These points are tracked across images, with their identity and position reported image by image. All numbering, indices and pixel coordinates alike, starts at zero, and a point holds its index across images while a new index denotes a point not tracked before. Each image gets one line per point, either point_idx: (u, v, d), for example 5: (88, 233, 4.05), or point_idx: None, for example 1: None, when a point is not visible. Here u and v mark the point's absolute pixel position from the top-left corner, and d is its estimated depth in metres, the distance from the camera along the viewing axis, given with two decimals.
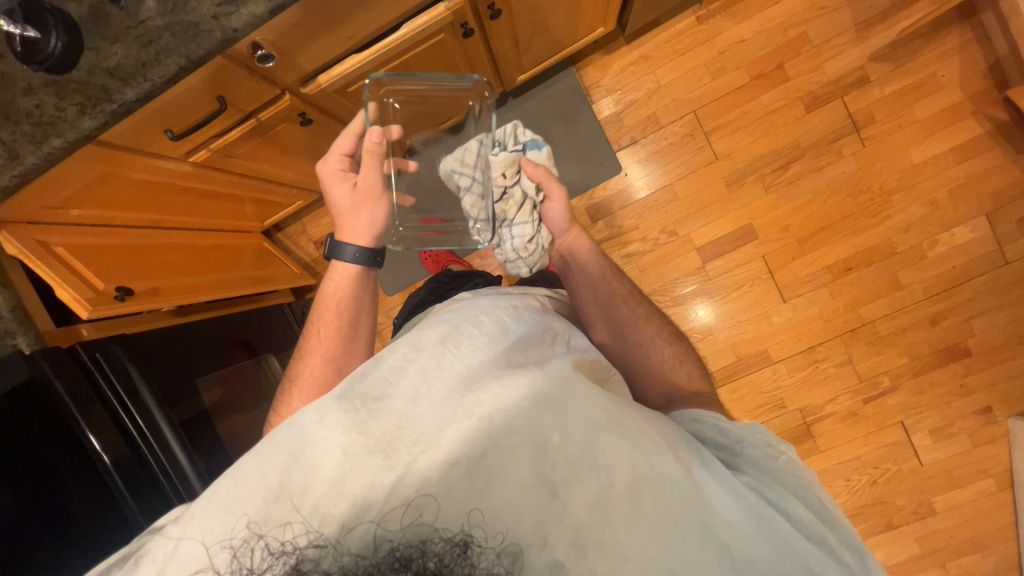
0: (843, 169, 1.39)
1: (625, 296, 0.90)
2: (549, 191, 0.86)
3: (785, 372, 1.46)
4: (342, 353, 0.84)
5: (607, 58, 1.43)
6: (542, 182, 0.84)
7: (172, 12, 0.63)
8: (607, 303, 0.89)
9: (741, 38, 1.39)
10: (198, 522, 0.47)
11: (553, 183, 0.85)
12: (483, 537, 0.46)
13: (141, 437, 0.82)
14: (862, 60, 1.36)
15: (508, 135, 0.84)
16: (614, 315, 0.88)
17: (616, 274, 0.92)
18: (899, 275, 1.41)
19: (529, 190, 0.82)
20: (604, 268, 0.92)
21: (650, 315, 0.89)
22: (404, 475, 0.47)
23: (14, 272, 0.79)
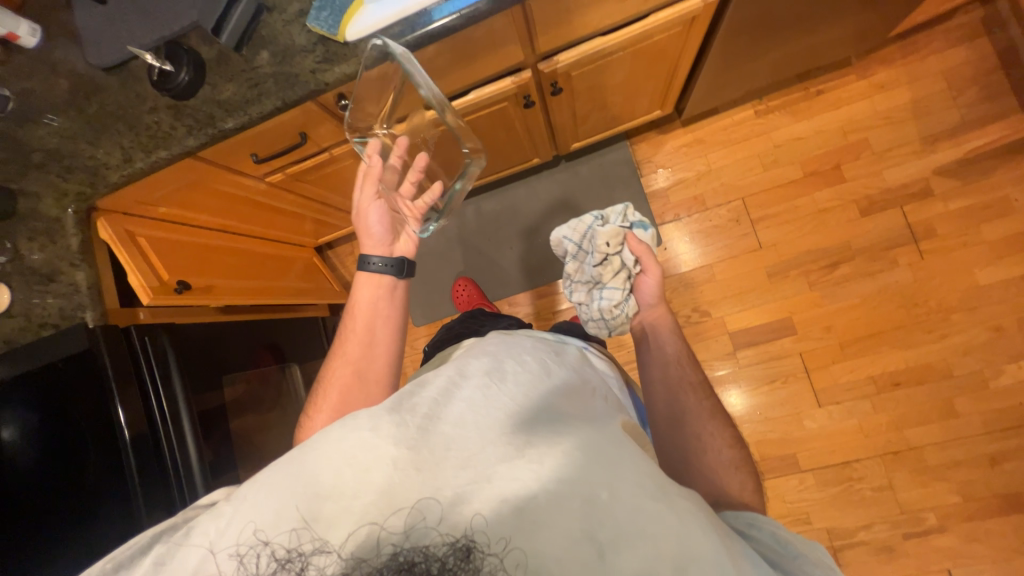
0: (897, 278, 1.33)
1: (696, 384, 0.93)
2: (646, 267, 1.03)
3: (813, 484, 1.34)
4: (367, 361, 0.85)
5: (661, 137, 1.49)
6: (641, 258, 1.04)
7: (281, 64, 0.74)
8: (674, 385, 0.94)
9: (799, 135, 1.41)
10: (204, 529, 0.47)
11: (651, 261, 1.03)
12: (484, 543, 0.45)
13: (159, 420, 0.86)
14: (925, 173, 1.33)
15: (618, 214, 1.06)
16: (679, 396, 0.91)
17: (692, 363, 0.98)
18: (956, 400, 1.29)
19: (628, 260, 1.03)
20: (681, 351, 1.00)
21: (714, 412, 0.89)
22: (444, 500, 0.47)
23: (101, 255, 0.89)
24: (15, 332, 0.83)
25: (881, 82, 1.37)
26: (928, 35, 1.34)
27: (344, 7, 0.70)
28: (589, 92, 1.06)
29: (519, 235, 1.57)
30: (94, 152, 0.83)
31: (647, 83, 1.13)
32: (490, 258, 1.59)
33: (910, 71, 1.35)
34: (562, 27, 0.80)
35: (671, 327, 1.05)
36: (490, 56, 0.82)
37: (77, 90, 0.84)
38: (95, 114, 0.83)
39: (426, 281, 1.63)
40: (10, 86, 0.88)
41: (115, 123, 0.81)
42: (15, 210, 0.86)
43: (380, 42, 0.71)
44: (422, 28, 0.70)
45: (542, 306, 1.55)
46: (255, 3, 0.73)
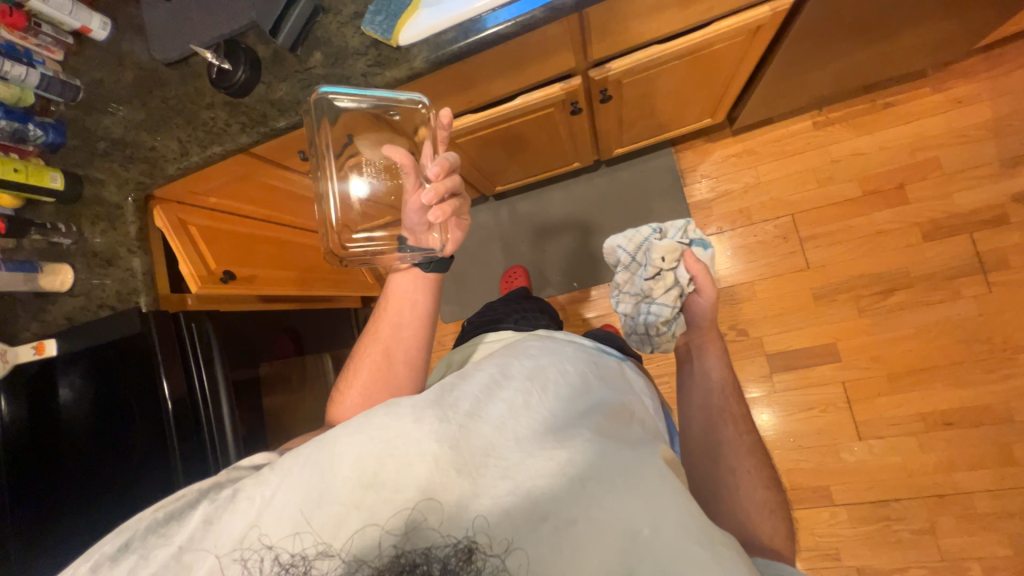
0: (959, 310, 1.24)
1: (738, 418, 0.90)
2: (701, 286, 0.99)
3: (845, 519, 1.28)
4: (397, 343, 0.83)
5: (709, 145, 1.42)
6: (696, 277, 0.99)
7: (333, 66, 0.74)
8: (714, 414, 0.91)
9: (860, 150, 1.32)
10: (245, 497, 0.51)
11: (707, 281, 0.98)
12: (486, 545, 0.48)
13: (202, 398, 0.91)
14: (1002, 198, 1.22)
15: (677, 229, 1.03)
16: (718, 427, 0.89)
17: (736, 394, 0.95)
18: (1016, 447, 1.19)
19: (681, 277, 0.99)
20: (726, 380, 0.98)
21: (754, 450, 0.85)
22: (461, 509, 0.49)
23: (156, 242, 0.92)
24: (77, 310, 0.88)
25: (959, 96, 1.26)
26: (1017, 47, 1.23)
27: (399, 11, 0.69)
28: (639, 99, 1.02)
29: (556, 236, 1.55)
30: (154, 145, 0.86)
31: (701, 91, 1.08)
32: (524, 257, 1.58)
33: (993, 85, 1.24)
34: (619, 34, 0.77)
35: (718, 351, 1.02)
36: (542, 62, 0.80)
37: (141, 83, 0.88)
38: (157, 107, 0.86)
39: (456, 278, 1.64)
40: (81, 76, 0.92)
41: (174, 117, 0.84)
42: (81, 195, 0.91)
43: (431, 47, 0.69)
44: (475, 34, 0.68)
45: (572, 312, 1.53)
46: (312, 3, 0.73)
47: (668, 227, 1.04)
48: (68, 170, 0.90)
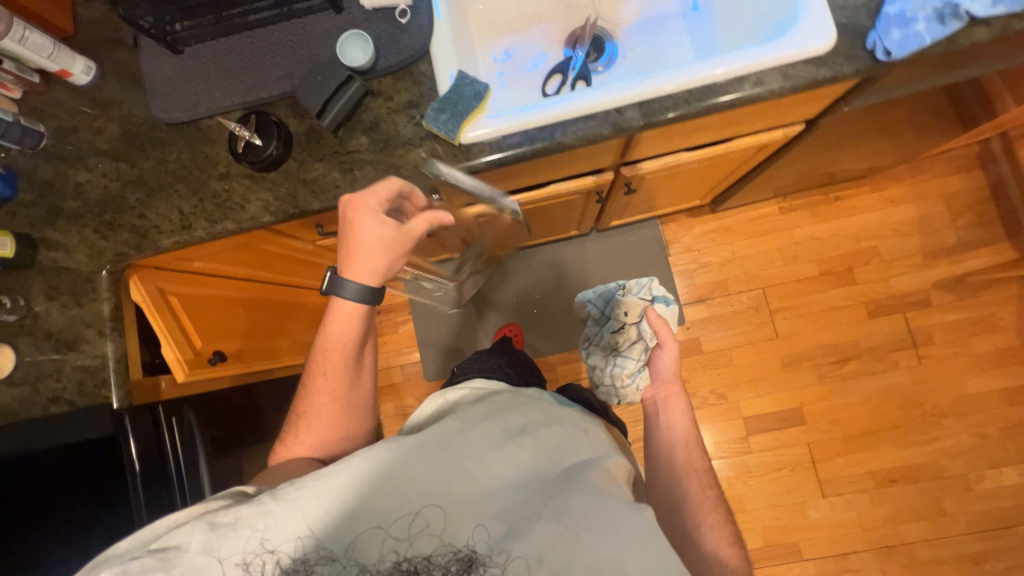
0: (897, 379, 1.43)
1: (700, 472, 0.79)
2: (663, 340, 0.88)
3: (813, 573, 1.38)
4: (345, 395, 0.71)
5: (691, 220, 1.54)
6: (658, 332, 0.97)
7: (382, 153, 0.70)
8: (676, 470, 0.80)
9: (817, 235, 1.50)
10: (242, 521, 0.49)
11: (667, 334, 0.87)
12: (484, 560, 0.49)
13: None
14: (925, 284, 1.45)
15: (641, 287, 1.05)
16: (683, 487, 0.78)
17: (698, 447, 0.83)
18: (946, 500, 1.38)
19: (644, 331, 0.98)
20: (688, 431, 0.85)
21: (716, 505, 0.76)
22: (459, 521, 0.51)
23: (130, 321, 0.78)
24: (17, 404, 0.72)
25: (892, 196, 1.49)
26: (935, 160, 1.48)
27: (466, 111, 0.68)
28: (652, 189, 1.09)
29: (546, 297, 1.56)
30: (144, 212, 0.75)
31: (702, 184, 1.18)
32: (515, 315, 1.56)
33: (917, 190, 1.49)
34: (658, 145, 0.82)
35: (679, 401, 0.87)
36: (586, 162, 0.82)
37: (130, 139, 0.76)
38: (150, 168, 0.75)
39: (442, 335, 1.57)
40: (46, 120, 0.78)
41: (174, 183, 0.74)
42: (35, 262, 0.75)
43: (495, 148, 0.69)
44: (542, 141, 0.68)
45: (562, 372, 1.54)
46: (363, 87, 0.69)
47: (632, 285, 1.06)
48: (20, 231, 0.75)
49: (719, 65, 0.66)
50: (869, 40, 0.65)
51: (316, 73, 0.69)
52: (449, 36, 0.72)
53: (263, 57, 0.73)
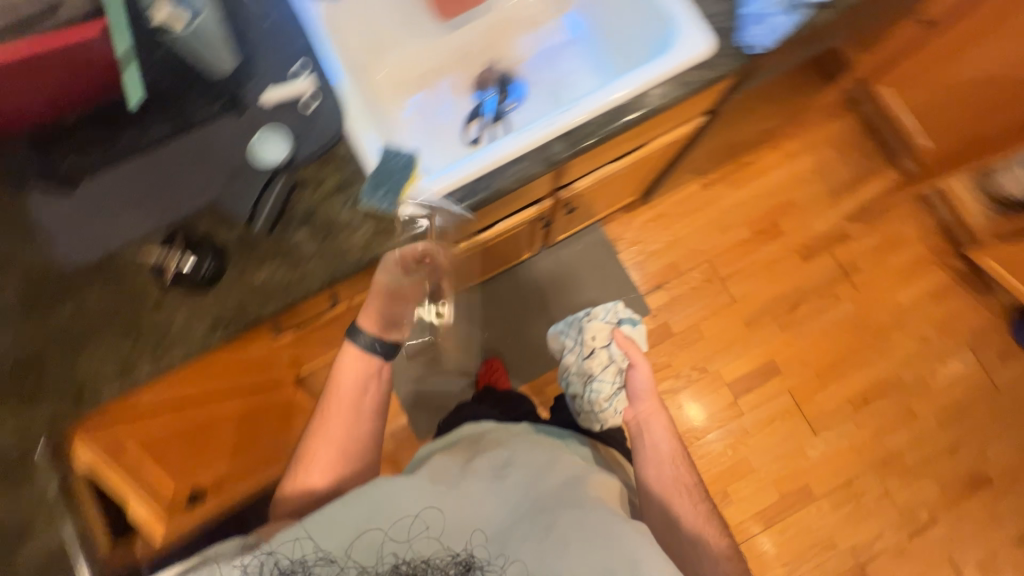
0: (842, 309, 1.57)
1: (685, 480, 0.84)
2: (636, 360, 0.93)
3: (829, 509, 1.46)
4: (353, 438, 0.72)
5: (627, 216, 1.62)
6: (629, 352, 0.95)
7: (325, 242, 0.68)
8: (669, 489, 0.82)
9: (740, 201, 1.63)
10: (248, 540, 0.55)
11: (638, 354, 0.93)
12: (481, 561, 0.58)
13: None
14: (839, 220, 1.62)
15: (607, 312, 1.14)
16: (671, 496, 0.82)
17: (686, 461, 0.87)
18: (914, 405, 1.52)
19: (615, 355, 1.07)
20: (675, 448, 0.88)
21: (698, 506, 0.83)
22: (455, 532, 0.60)
23: (82, 490, 0.69)
24: None
25: (790, 151, 1.66)
26: (815, 111, 1.67)
27: (401, 182, 0.70)
28: (589, 201, 1.13)
29: (520, 325, 1.57)
30: (73, 365, 0.67)
31: (632, 183, 1.25)
32: (491, 348, 1.56)
33: (809, 141, 1.67)
34: (585, 165, 0.86)
35: (659, 413, 0.91)
36: (525, 196, 0.84)
37: (35, 292, 0.68)
38: (69, 317, 0.68)
39: (425, 389, 1.53)
40: None
41: (102, 326, 0.67)
42: None
43: (439, 209, 0.70)
44: (482, 192, 0.70)
45: (551, 391, 1.54)
46: (287, 184, 0.68)
47: (597, 312, 1.15)
48: None
49: (623, 86, 0.71)
50: (739, 36, 0.72)
51: (234, 183, 0.68)
52: (362, 112, 0.73)
53: (171, 172, 0.69)
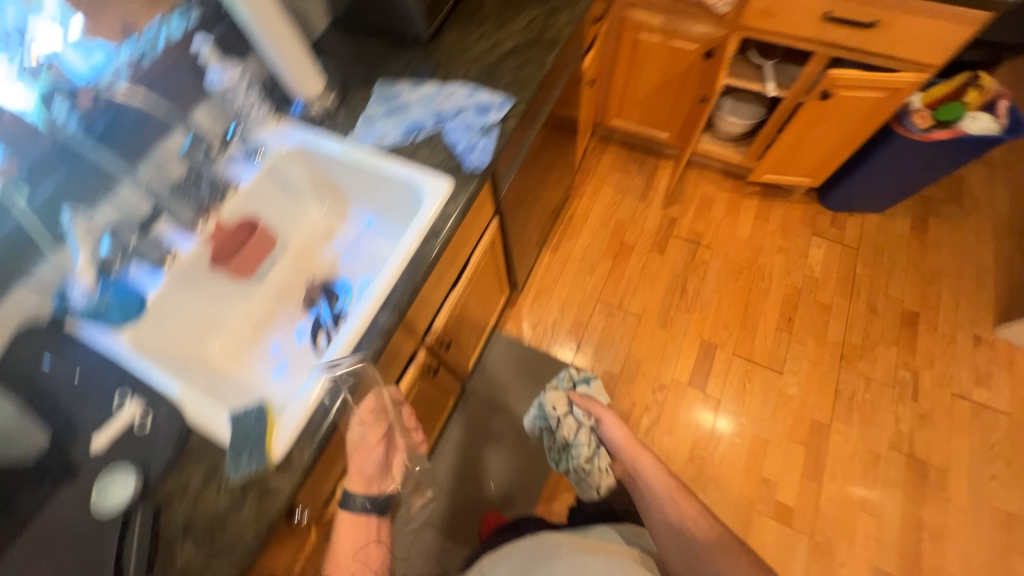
0: (716, 267, 1.78)
1: (675, 493, 1.04)
2: (597, 413, 1.18)
3: (845, 426, 1.51)
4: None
5: (515, 310, 1.75)
6: (590, 409, 1.19)
7: (212, 541, 0.64)
8: (674, 523, 0.99)
9: (587, 243, 1.86)
10: None
11: (598, 408, 1.18)
12: None
13: None
14: (661, 211, 1.91)
15: (565, 380, 1.32)
16: (664, 509, 1.02)
17: (683, 493, 1.03)
18: (820, 299, 1.69)
19: (580, 416, 1.21)
20: (666, 481, 1.06)
21: (689, 510, 1.00)
22: None
23: None
24: None
25: (594, 189, 1.98)
26: (587, 155, 2.03)
27: (260, 435, 0.69)
28: (462, 323, 1.22)
29: (488, 453, 1.55)
30: None
31: (491, 290, 1.38)
32: (481, 501, 1.48)
33: (600, 175, 2.01)
34: (426, 308, 0.96)
35: (639, 451, 1.12)
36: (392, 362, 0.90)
37: None
38: None
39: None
40: None
41: None
42: None
43: (308, 437, 0.70)
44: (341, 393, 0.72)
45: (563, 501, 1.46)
46: (148, 513, 0.65)
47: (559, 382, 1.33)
48: None
49: (407, 246, 0.83)
50: (464, 168, 0.90)
51: (90, 553, 0.62)
52: (200, 395, 0.73)
53: None
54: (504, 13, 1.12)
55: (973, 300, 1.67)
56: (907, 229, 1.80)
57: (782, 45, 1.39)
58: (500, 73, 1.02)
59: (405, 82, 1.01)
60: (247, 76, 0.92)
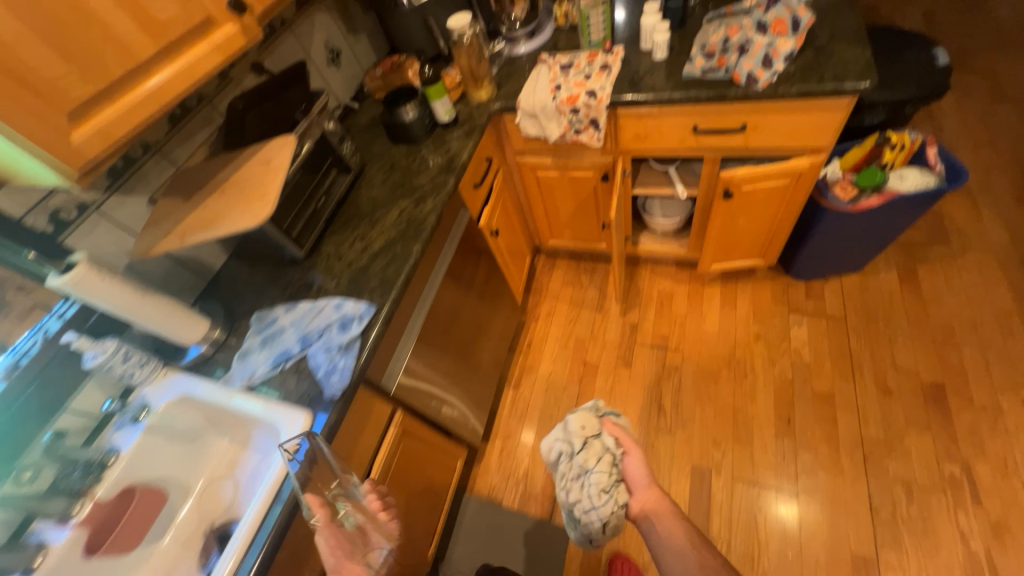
0: (690, 372, 1.61)
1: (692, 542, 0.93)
2: (626, 447, 1.02)
3: (897, 556, 1.20)
4: None
5: (483, 465, 1.61)
6: (621, 438, 1.03)
7: None
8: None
9: (549, 372, 1.76)
10: None
11: (630, 442, 1.03)
12: None
13: None
14: (620, 319, 1.81)
15: (592, 406, 1.08)
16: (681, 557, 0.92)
17: (704, 547, 0.92)
18: (818, 388, 1.47)
19: (611, 444, 1.00)
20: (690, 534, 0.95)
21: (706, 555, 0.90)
22: None
23: None
24: None
25: (548, 309, 1.92)
26: (535, 275, 2.01)
27: None
28: None
29: None
30: None
31: (430, 467, 1.27)
32: None
33: (552, 293, 1.96)
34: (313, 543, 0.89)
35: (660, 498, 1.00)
36: None
37: None
38: None
39: None
40: None
41: None
42: None
43: None
44: None
45: None
46: None
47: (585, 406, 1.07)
48: None
49: (262, 487, 0.78)
50: (325, 391, 0.88)
51: None
52: None
53: None
54: (378, 210, 1.18)
55: (1006, 355, 1.40)
56: (896, 283, 1.60)
57: (674, 159, 1.38)
58: (368, 277, 1.04)
59: (281, 306, 1.05)
60: (124, 345, 0.95)
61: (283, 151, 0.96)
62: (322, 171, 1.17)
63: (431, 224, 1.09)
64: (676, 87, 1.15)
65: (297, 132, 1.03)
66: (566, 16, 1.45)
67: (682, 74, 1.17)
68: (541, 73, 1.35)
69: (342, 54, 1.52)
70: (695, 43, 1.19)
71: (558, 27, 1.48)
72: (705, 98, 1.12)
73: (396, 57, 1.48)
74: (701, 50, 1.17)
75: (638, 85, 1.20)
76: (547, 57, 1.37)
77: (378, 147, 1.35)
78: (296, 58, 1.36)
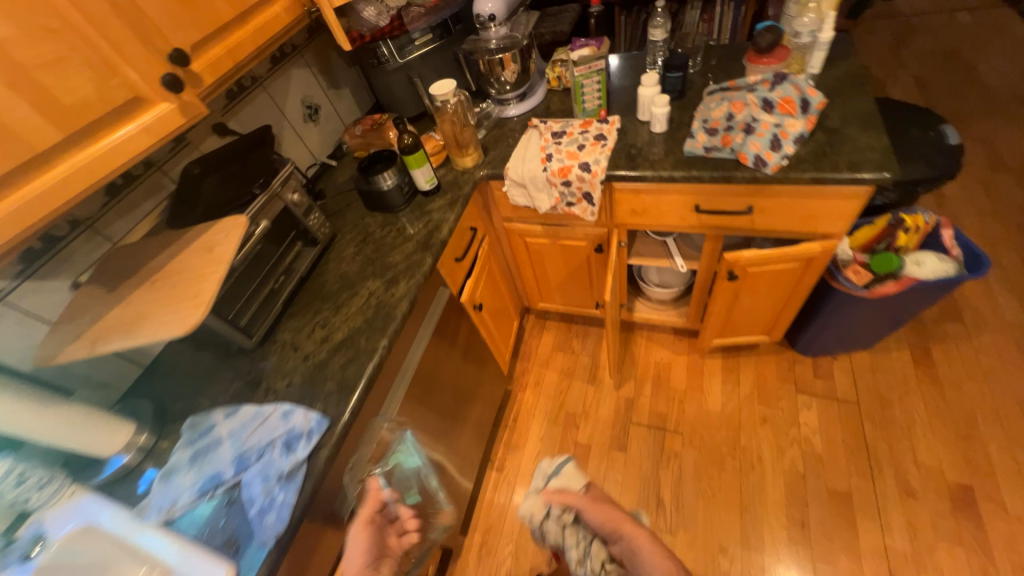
0: (691, 459, 1.46)
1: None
2: (577, 503, 0.86)
3: None
4: None
5: (460, 564, 1.42)
6: (564, 501, 0.87)
7: None
8: None
9: (536, 452, 1.59)
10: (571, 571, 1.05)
11: (577, 498, 0.86)
12: None
13: None
14: (614, 393, 1.67)
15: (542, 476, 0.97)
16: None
17: None
18: (833, 485, 1.33)
19: (556, 514, 0.86)
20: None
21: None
22: None
23: None
24: None
25: (537, 377, 1.77)
26: (524, 338, 1.88)
27: None
28: None
29: None
30: None
31: None
32: None
33: (541, 359, 1.82)
34: None
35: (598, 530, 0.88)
36: None
37: None
38: None
39: None
40: None
41: None
42: None
43: None
44: None
45: None
46: None
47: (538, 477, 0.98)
48: None
49: None
50: (256, 536, 0.73)
51: None
52: None
53: None
54: (345, 291, 1.05)
55: None
56: (910, 364, 1.49)
57: (673, 233, 1.28)
58: (325, 378, 0.90)
59: (221, 409, 0.89)
60: (19, 464, 0.77)
61: (229, 237, 0.83)
62: (283, 247, 1.04)
63: (401, 313, 0.96)
64: (676, 165, 1.06)
65: (249, 212, 0.91)
66: (559, 78, 1.39)
67: (682, 150, 1.09)
68: (531, 140, 1.26)
69: (321, 110, 1.44)
70: (696, 117, 1.12)
71: (550, 90, 1.42)
72: (708, 179, 1.03)
73: (377, 116, 1.39)
74: (702, 125, 1.09)
75: (634, 160, 1.11)
76: (538, 122, 1.29)
77: (353, 214, 1.24)
78: (268, 117, 1.26)
